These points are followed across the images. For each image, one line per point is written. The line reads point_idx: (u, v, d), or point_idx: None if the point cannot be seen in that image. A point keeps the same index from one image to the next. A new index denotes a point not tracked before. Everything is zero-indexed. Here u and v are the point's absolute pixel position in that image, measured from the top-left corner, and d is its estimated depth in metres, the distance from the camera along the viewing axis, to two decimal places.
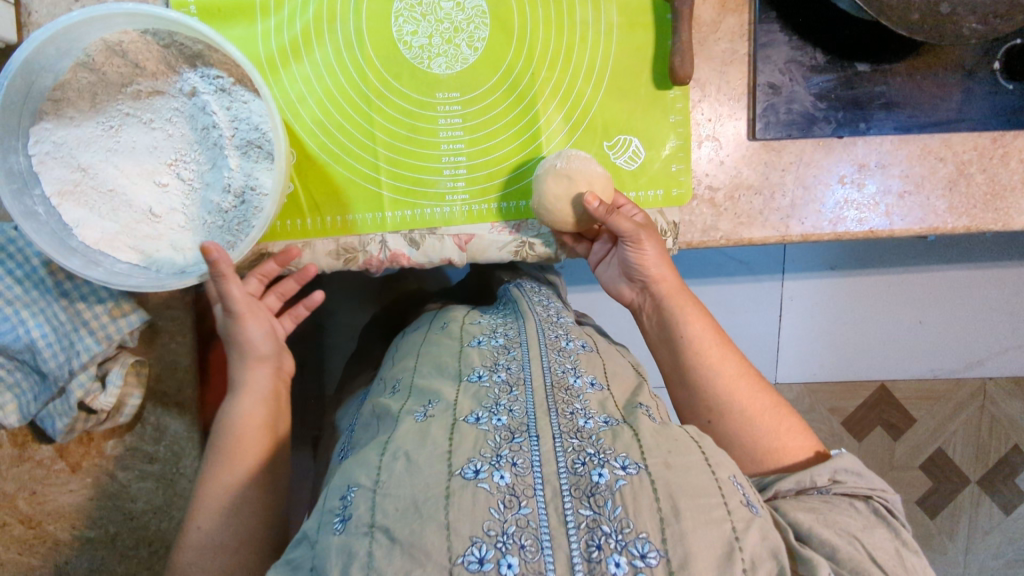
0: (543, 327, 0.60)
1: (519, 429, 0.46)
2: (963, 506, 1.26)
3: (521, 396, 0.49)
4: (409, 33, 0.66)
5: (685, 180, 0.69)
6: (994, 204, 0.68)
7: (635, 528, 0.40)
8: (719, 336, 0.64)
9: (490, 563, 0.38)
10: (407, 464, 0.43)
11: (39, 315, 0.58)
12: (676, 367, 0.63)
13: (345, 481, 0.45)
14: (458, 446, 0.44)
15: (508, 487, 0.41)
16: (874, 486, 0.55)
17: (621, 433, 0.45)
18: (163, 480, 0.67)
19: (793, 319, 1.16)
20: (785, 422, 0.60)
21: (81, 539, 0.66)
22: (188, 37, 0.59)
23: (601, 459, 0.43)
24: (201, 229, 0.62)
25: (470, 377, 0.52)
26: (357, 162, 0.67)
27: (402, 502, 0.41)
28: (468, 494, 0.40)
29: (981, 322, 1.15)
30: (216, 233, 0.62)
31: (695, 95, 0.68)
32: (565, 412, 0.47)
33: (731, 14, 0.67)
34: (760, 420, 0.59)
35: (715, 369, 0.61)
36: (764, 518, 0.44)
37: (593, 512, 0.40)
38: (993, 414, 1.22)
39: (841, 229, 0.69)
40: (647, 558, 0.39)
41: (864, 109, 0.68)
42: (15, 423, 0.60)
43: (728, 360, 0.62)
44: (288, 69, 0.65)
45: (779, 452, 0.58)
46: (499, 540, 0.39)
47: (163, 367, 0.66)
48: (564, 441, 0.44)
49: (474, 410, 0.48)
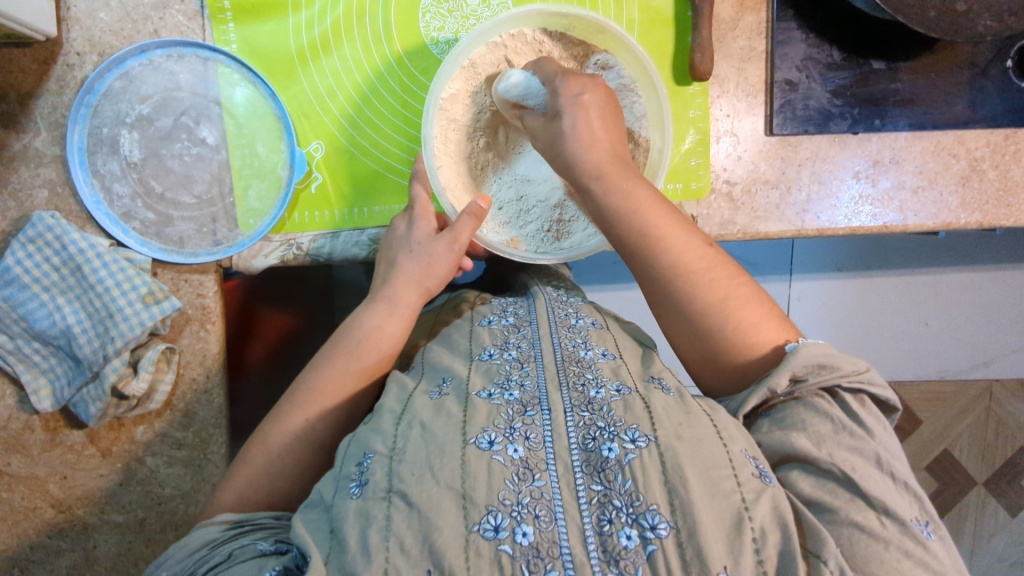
0: (553, 305, 0.60)
1: (531, 402, 0.46)
2: (970, 506, 1.27)
3: (533, 372, 0.50)
4: (436, 28, 0.67)
5: (704, 173, 0.70)
6: (1006, 200, 0.69)
7: (645, 501, 0.41)
8: (662, 205, 0.56)
9: (506, 531, 0.40)
10: (423, 432, 0.45)
11: (74, 302, 0.62)
12: (632, 257, 0.56)
13: (361, 449, 0.46)
14: (471, 418, 0.45)
15: (521, 461, 0.42)
16: (842, 373, 0.52)
17: (632, 406, 0.46)
18: (191, 467, 0.67)
19: (805, 319, 1.16)
20: (747, 308, 0.55)
21: (110, 525, 0.66)
22: (580, 33, 0.64)
23: (612, 433, 0.44)
24: (511, 220, 0.66)
25: (481, 356, 0.53)
26: (384, 154, 0.68)
27: (417, 467, 0.43)
28: (482, 464, 0.42)
29: (991, 323, 1.16)
30: (518, 227, 0.66)
31: (714, 91, 0.70)
32: (576, 385, 0.48)
33: (750, 13, 0.69)
34: (748, 302, 0.55)
35: (665, 249, 0.55)
36: (778, 490, 0.44)
37: (604, 486, 0.41)
38: (999, 414, 1.24)
39: (856, 224, 0.70)
40: (657, 530, 0.40)
41: (879, 105, 0.69)
42: (49, 407, 0.63)
43: (676, 233, 0.55)
44: (318, 63, 0.67)
45: (733, 347, 0.54)
46: (514, 509, 0.40)
47: (192, 356, 0.66)
48: (575, 415, 0.45)
49: (486, 386, 0.49)
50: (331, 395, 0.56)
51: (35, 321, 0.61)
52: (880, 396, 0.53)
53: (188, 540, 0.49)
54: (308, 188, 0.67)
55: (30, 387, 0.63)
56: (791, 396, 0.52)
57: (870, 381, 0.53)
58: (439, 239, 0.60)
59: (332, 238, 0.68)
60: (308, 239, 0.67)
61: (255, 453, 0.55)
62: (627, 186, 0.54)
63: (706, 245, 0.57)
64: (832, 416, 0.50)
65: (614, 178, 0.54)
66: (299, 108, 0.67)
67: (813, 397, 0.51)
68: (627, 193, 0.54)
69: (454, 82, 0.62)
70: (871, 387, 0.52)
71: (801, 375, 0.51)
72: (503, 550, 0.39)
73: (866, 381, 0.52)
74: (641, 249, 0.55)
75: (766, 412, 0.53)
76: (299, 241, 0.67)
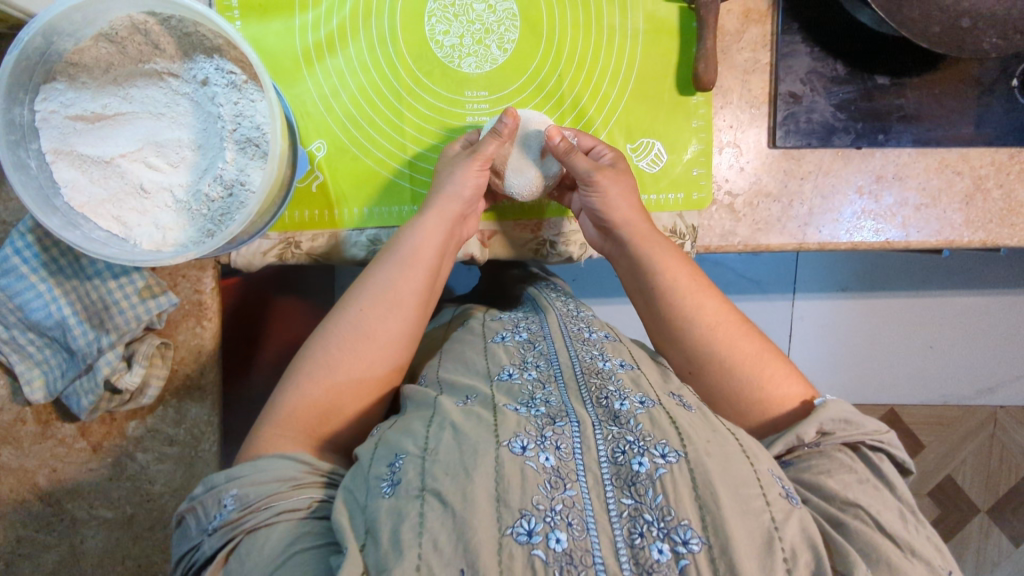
0: (566, 321, 0.60)
1: (559, 415, 0.47)
2: (972, 534, 1.25)
3: (556, 391, 0.50)
4: (441, 32, 0.68)
5: (705, 184, 0.70)
6: (1010, 219, 0.69)
7: (677, 515, 0.40)
8: (693, 279, 0.62)
9: (539, 536, 0.39)
10: (455, 434, 0.44)
11: (71, 293, 0.61)
12: (660, 322, 0.62)
13: (391, 451, 0.46)
14: (502, 423, 0.45)
15: (553, 469, 0.42)
16: (866, 430, 0.53)
17: (659, 419, 0.45)
18: (182, 463, 0.67)
19: (807, 338, 1.15)
20: (768, 369, 0.58)
21: (97, 521, 0.66)
22: (210, 29, 0.57)
23: (641, 448, 0.43)
24: (190, 217, 0.59)
25: (501, 374, 0.53)
26: (386, 155, 0.68)
27: (451, 467, 0.42)
28: (516, 470, 0.41)
29: (995, 346, 1.15)
30: (200, 219, 0.59)
31: (717, 102, 0.70)
32: (600, 400, 0.48)
33: (755, 25, 0.69)
34: (762, 355, 0.59)
35: (686, 315, 0.60)
36: (804, 511, 0.45)
37: (634, 500, 0.41)
38: (1004, 440, 1.22)
39: (859, 239, 0.70)
40: (689, 545, 0.39)
41: (883, 120, 0.69)
42: (41, 398, 0.62)
43: (702, 303, 0.60)
44: (323, 63, 0.67)
45: (756, 403, 0.57)
46: (547, 514, 0.40)
47: (187, 351, 0.66)
48: (603, 429, 0.45)
49: (510, 401, 0.48)
50: (384, 342, 0.57)
51: (31, 311, 0.60)
52: (897, 457, 0.54)
53: (256, 532, 0.45)
54: (309, 187, 0.67)
55: (23, 378, 0.61)
56: (815, 448, 0.52)
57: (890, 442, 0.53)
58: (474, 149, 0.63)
59: (332, 239, 0.67)
60: (308, 239, 0.67)
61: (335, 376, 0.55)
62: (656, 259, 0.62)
63: (732, 313, 0.61)
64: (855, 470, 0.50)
65: (649, 246, 0.62)
66: (302, 108, 0.67)
67: (837, 451, 0.52)
68: (660, 263, 0.61)
69: (142, 120, 0.58)
70: (891, 447, 0.53)
71: (826, 429, 0.52)
72: (537, 555, 0.38)
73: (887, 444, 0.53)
74: (666, 314, 0.61)
75: (791, 459, 0.52)
76: (298, 240, 0.67)
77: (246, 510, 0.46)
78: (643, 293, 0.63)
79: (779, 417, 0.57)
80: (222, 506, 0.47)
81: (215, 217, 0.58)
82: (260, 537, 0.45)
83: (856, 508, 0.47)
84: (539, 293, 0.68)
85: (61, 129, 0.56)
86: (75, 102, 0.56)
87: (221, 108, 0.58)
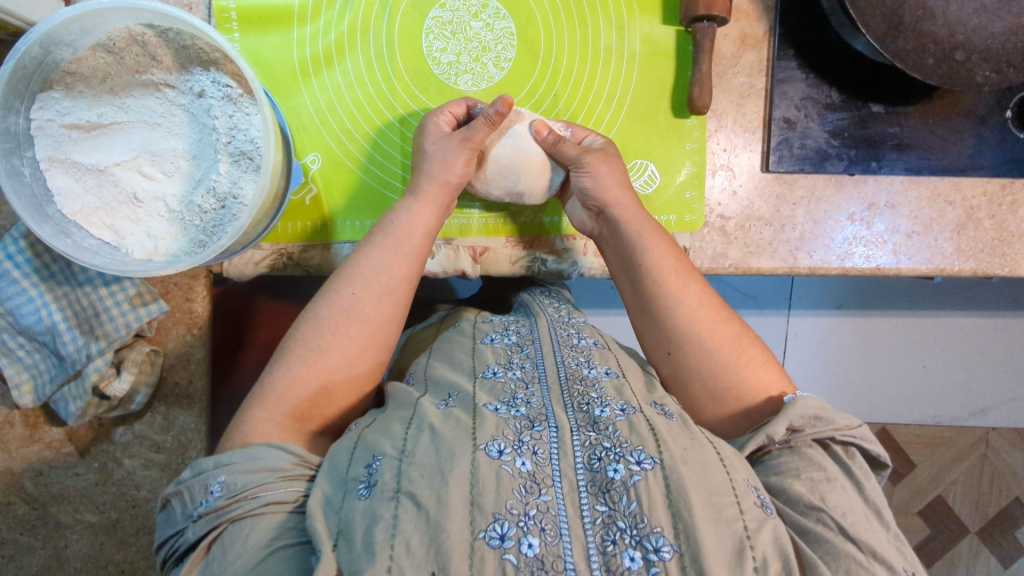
0: (555, 326, 0.60)
1: (538, 418, 0.47)
2: (961, 556, 1.25)
3: (538, 392, 0.50)
4: (439, 49, 0.69)
5: (697, 207, 0.70)
6: (1001, 249, 0.69)
7: (650, 523, 0.40)
8: (677, 260, 0.62)
9: (512, 541, 0.38)
10: (433, 436, 0.45)
11: (61, 299, 0.61)
12: (646, 302, 0.61)
13: (369, 451, 0.46)
14: (481, 426, 0.45)
15: (529, 474, 0.42)
16: (836, 427, 0.52)
17: (637, 425, 0.45)
18: (168, 470, 0.67)
19: (801, 356, 1.15)
20: (748, 354, 0.58)
21: (82, 524, 0.67)
22: (207, 42, 0.57)
23: (617, 454, 0.43)
24: (182, 225, 0.59)
25: (485, 373, 0.53)
26: (380, 169, 0.69)
27: (427, 470, 0.42)
28: (492, 473, 0.41)
29: (988, 371, 1.15)
30: (191, 230, 0.59)
31: (712, 125, 0.70)
32: (581, 405, 0.48)
33: (751, 50, 0.70)
34: (741, 340, 0.59)
35: (671, 294, 0.60)
36: (778, 521, 0.44)
37: (608, 508, 0.41)
38: (994, 463, 1.22)
39: (849, 265, 0.70)
40: (661, 553, 0.39)
41: (876, 148, 0.69)
42: (30, 402, 0.62)
43: (687, 282, 0.61)
44: (320, 77, 0.68)
45: (736, 390, 0.57)
46: (521, 519, 0.39)
47: (175, 359, 0.67)
48: (581, 434, 0.45)
49: (491, 401, 0.49)
50: (367, 317, 0.57)
51: (21, 316, 0.60)
52: (872, 450, 0.53)
53: (239, 522, 0.45)
54: (302, 199, 0.67)
55: (12, 382, 0.61)
56: (787, 444, 0.52)
57: (862, 436, 0.53)
58: (459, 136, 0.62)
59: (323, 250, 0.68)
60: (299, 250, 0.67)
61: (317, 357, 0.55)
62: (644, 236, 0.62)
63: (714, 297, 0.61)
64: (826, 468, 0.50)
65: (638, 225, 0.62)
66: (298, 120, 0.67)
67: (807, 448, 0.52)
68: (647, 240, 0.62)
69: (139, 131, 0.58)
70: (864, 442, 0.53)
71: (797, 426, 0.52)
72: (508, 559, 0.38)
73: (860, 437, 0.53)
74: (652, 294, 0.61)
75: (762, 458, 0.53)
76: (289, 250, 0.67)
77: (232, 499, 0.46)
78: (627, 271, 0.63)
79: (759, 403, 0.57)
80: (209, 493, 0.47)
81: (206, 225, 0.59)
82: (242, 528, 0.44)
83: (820, 512, 0.46)
84: (532, 301, 0.68)
85: (56, 137, 0.56)
86: (70, 111, 0.56)
87: (216, 120, 0.58)
